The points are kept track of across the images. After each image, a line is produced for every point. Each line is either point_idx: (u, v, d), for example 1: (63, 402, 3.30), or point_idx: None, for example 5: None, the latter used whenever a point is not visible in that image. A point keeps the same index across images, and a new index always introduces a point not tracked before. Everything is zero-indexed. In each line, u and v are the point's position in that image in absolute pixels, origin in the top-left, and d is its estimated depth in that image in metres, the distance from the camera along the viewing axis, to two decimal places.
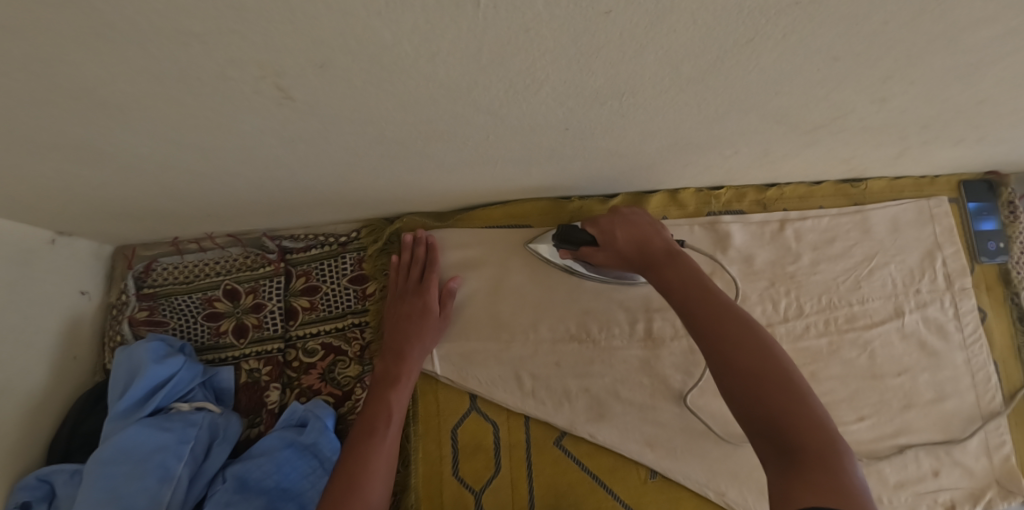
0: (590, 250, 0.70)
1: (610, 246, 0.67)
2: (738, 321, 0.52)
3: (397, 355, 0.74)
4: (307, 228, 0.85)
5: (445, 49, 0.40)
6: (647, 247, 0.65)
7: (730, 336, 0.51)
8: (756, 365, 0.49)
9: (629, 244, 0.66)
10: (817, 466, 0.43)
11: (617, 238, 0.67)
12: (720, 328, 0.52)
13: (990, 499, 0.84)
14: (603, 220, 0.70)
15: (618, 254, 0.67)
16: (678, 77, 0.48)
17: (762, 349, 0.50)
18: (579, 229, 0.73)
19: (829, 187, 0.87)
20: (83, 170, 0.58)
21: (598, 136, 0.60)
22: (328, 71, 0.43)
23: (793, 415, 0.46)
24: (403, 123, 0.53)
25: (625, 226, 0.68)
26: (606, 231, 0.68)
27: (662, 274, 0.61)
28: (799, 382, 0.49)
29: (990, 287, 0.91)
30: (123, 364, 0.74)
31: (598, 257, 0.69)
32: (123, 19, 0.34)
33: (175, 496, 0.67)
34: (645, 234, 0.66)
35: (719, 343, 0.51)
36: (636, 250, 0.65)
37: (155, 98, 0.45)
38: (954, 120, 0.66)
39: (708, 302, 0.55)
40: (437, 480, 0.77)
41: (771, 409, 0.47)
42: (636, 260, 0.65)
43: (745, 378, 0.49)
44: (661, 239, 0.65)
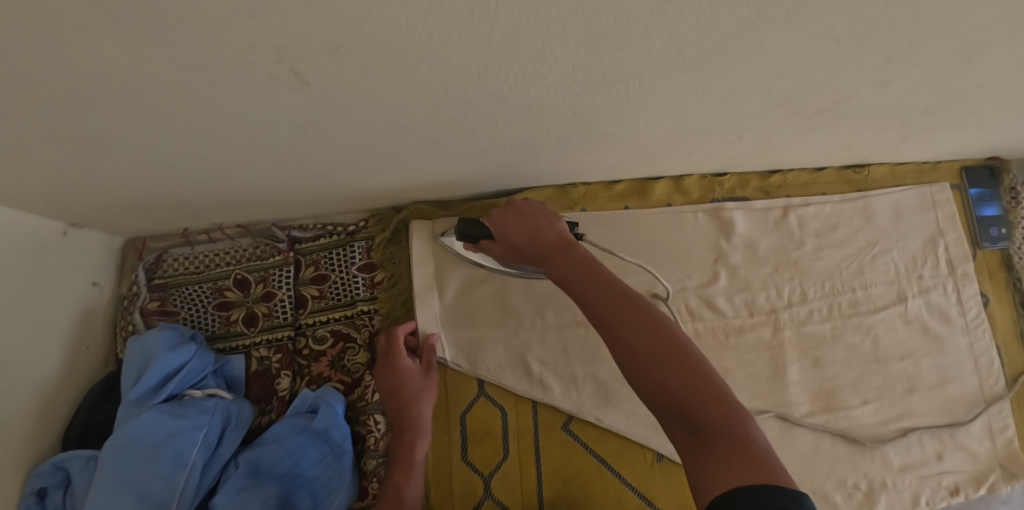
0: (488, 244, 0.69)
1: (505, 240, 0.65)
2: (633, 307, 0.52)
3: (399, 428, 0.75)
4: (316, 218, 0.86)
5: (457, 32, 0.41)
6: (539, 238, 0.61)
7: (626, 325, 0.50)
8: (653, 349, 0.49)
9: (522, 235, 0.63)
10: (726, 441, 0.44)
11: (510, 231, 0.64)
12: (615, 318, 0.51)
13: (993, 482, 0.85)
14: (497, 212, 0.67)
15: (512, 248, 0.64)
16: (684, 61, 0.48)
17: (657, 331, 0.50)
18: (481, 224, 0.71)
19: (832, 174, 0.88)
20: (98, 160, 0.59)
21: (604, 122, 0.61)
22: (343, 55, 0.43)
23: (696, 392, 0.47)
24: (413, 110, 0.54)
25: (518, 219, 0.65)
26: (501, 225, 0.65)
27: (559, 263, 0.58)
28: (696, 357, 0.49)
29: (992, 273, 0.92)
30: (136, 354, 0.75)
31: (495, 250, 0.67)
32: (146, 4, 0.35)
33: (189, 481, 0.69)
34: (538, 225, 0.63)
35: (617, 331, 0.51)
36: (529, 241, 0.62)
37: (174, 83, 0.46)
38: (957, 104, 0.66)
39: (602, 289, 0.54)
40: (447, 465, 0.78)
41: (674, 390, 0.47)
42: (530, 251, 0.62)
43: (646, 365, 0.49)
44: (551, 228, 0.63)
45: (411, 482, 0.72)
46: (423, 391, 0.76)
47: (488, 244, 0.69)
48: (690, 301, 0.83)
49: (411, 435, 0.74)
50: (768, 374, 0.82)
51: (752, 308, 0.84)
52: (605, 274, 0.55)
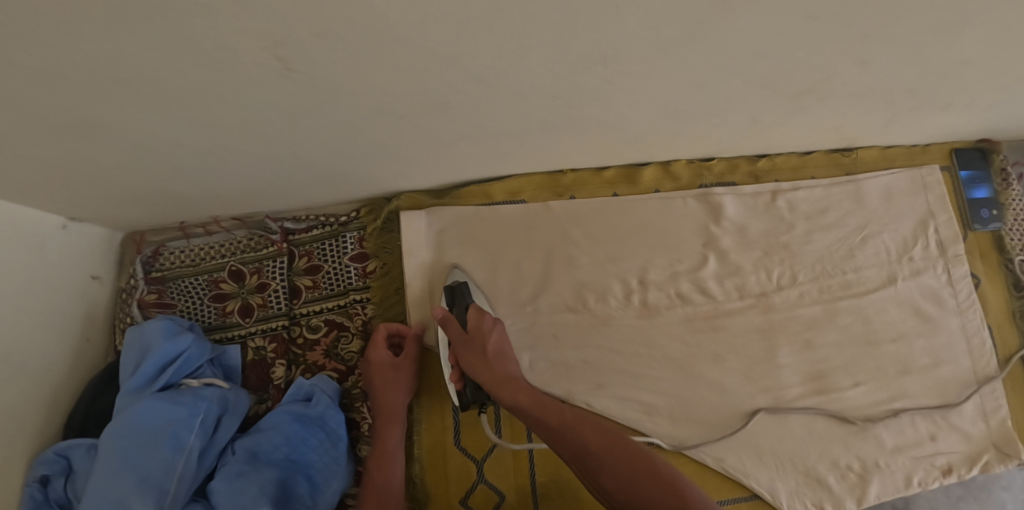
0: (455, 326, 0.73)
1: (478, 345, 0.71)
2: (616, 436, 0.64)
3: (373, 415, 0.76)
4: (309, 209, 0.87)
5: (432, 15, 0.42)
6: (505, 366, 0.71)
7: (610, 450, 0.62)
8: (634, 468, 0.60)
9: (493, 355, 0.71)
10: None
11: (488, 344, 0.72)
12: (602, 446, 0.63)
13: (987, 462, 0.85)
14: (486, 320, 0.73)
15: (477, 353, 0.71)
16: (660, 40, 0.49)
17: (637, 452, 0.62)
18: (464, 307, 0.75)
19: (821, 157, 0.89)
20: (94, 151, 0.60)
21: (588, 105, 0.62)
22: (326, 40, 0.44)
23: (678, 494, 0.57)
24: (398, 94, 0.55)
25: (495, 341, 0.72)
26: (480, 332, 0.72)
27: (531, 399, 0.68)
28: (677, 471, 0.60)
29: (984, 253, 0.92)
30: (135, 343, 0.76)
31: (456, 337, 0.72)
32: None
33: (187, 466, 0.70)
34: (506, 352, 0.72)
35: (603, 454, 0.62)
36: (496, 361, 0.71)
37: (165, 72, 0.47)
38: (940, 82, 0.67)
39: (587, 429, 0.65)
40: (441, 451, 0.79)
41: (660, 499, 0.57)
42: (493, 379, 0.69)
43: (631, 479, 0.60)
44: (513, 363, 0.73)
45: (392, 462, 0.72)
46: (394, 379, 0.76)
47: (452, 325, 0.73)
48: (681, 285, 0.83)
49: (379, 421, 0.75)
50: (759, 357, 0.83)
51: (741, 292, 0.84)
52: (584, 418, 0.67)
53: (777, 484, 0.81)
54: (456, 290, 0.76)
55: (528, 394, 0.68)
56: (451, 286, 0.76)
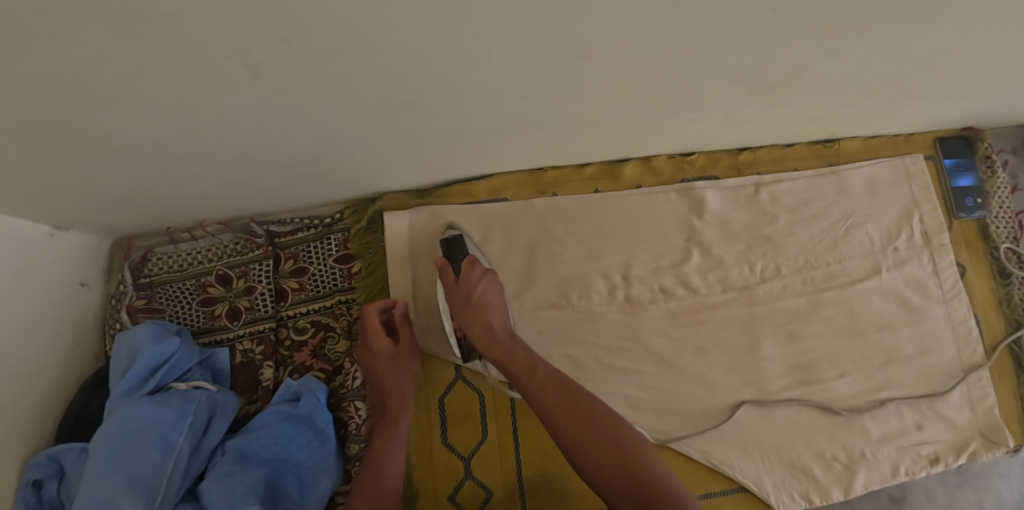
0: (450, 273, 0.75)
1: (464, 292, 0.72)
2: (581, 402, 0.64)
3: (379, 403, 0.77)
4: (294, 212, 0.88)
5: (393, 19, 0.42)
6: (486, 317, 0.71)
7: (576, 420, 0.63)
8: (598, 440, 0.62)
9: (478, 307, 0.71)
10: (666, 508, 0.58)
11: (473, 292, 0.72)
12: (568, 417, 0.63)
13: (973, 450, 0.85)
14: (477, 269, 0.73)
15: (461, 301, 0.72)
16: (625, 37, 0.49)
17: (600, 420, 0.63)
18: (460, 257, 0.76)
19: (803, 149, 0.89)
20: (75, 159, 0.61)
21: (561, 103, 0.62)
22: (291, 46, 0.45)
23: (638, 467, 0.60)
24: (369, 97, 0.56)
25: (482, 292, 0.72)
26: (468, 281, 0.73)
27: (509, 357, 0.69)
28: (634, 435, 0.63)
29: (969, 242, 0.92)
30: (123, 348, 0.77)
31: (450, 286, 0.74)
32: (98, 7, 0.37)
33: (177, 466, 0.71)
34: (492, 303, 0.72)
35: (567, 428, 0.63)
36: (478, 310, 0.71)
37: (137, 80, 0.47)
38: (916, 73, 0.66)
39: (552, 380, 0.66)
40: (429, 448, 0.80)
41: (620, 471, 0.60)
42: (475, 329, 0.70)
43: (594, 451, 0.61)
44: (500, 315, 0.72)
45: (392, 443, 0.73)
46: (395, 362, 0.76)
47: (447, 273, 0.75)
48: (664, 280, 0.84)
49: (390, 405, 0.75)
50: (743, 350, 0.83)
51: (725, 285, 0.85)
52: (551, 370, 0.67)
53: (763, 476, 0.81)
54: (453, 242, 0.77)
55: (505, 351, 0.69)
56: (449, 238, 0.78)
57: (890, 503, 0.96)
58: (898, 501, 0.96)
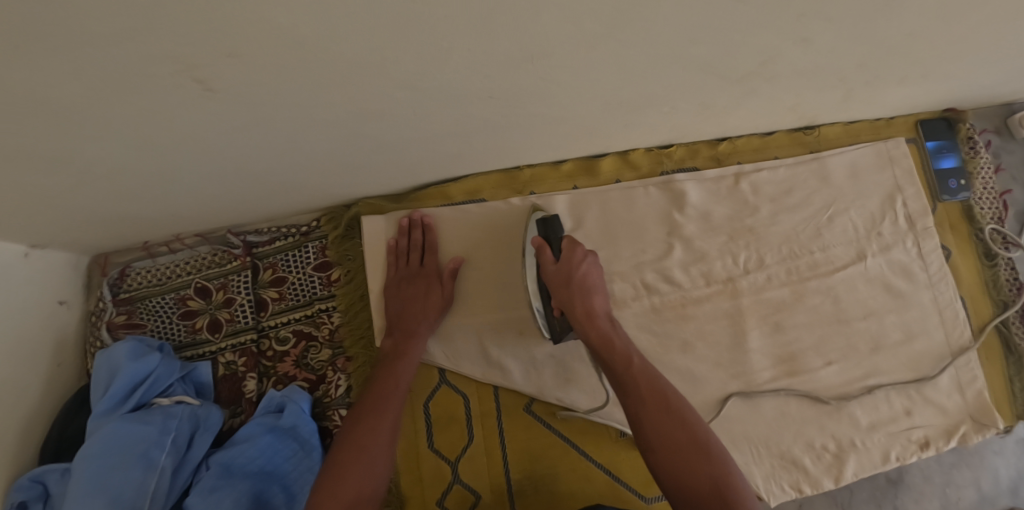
0: (547, 255, 0.72)
1: (567, 270, 0.70)
2: (673, 404, 0.59)
3: (403, 332, 0.77)
4: (271, 221, 0.87)
5: (342, 27, 0.41)
6: (589, 300, 0.67)
7: (663, 418, 0.58)
8: (683, 445, 0.56)
9: (577, 288, 0.68)
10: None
11: (576, 272, 0.69)
12: (656, 413, 0.58)
13: (964, 434, 0.85)
14: (578, 251, 0.71)
15: (563, 280, 0.69)
16: (584, 34, 0.48)
17: (693, 429, 0.57)
18: (556, 237, 0.74)
19: (783, 137, 0.88)
20: (40, 180, 0.60)
21: (527, 101, 0.61)
22: (240, 59, 0.44)
23: (720, 486, 0.54)
24: (329, 104, 0.55)
25: (583, 271, 0.70)
26: (569, 260, 0.71)
27: (605, 341, 0.64)
28: (723, 452, 0.57)
29: (953, 225, 0.91)
30: (102, 367, 0.76)
31: (548, 266, 0.72)
32: (34, 28, 0.36)
33: (160, 484, 0.70)
34: (595, 286, 0.69)
35: (658, 432, 0.57)
36: (580, 291, 0.68)
37: (88, 99, 0.46)
38: (891, 56, 0.65)
39: (650, 380, 0.61)
40: (415, 455, 0.79)
41: (701, 482, 0.55)
42: (575, 308, 0.67)
43: (676, 455, 0.56)
44: (602, 298, 0.69)
45: (382, 430, 0.66)
46: (429, 306, 0.79)
47: (546, 254, 0.72)
48: (646, 276, 0.83)
49: (411, 339, 0.76)
50: (727, 342, 0.83)
51: (708, 278, 0.84)
52: (651, 368, 0.62)
53: (751, 468, 0.81)
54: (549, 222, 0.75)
55: (601, 336, 0.65)
56: (544, 220, 0.76)
57: (886, 486, 0.96)
58: (894, 484, 0.96)
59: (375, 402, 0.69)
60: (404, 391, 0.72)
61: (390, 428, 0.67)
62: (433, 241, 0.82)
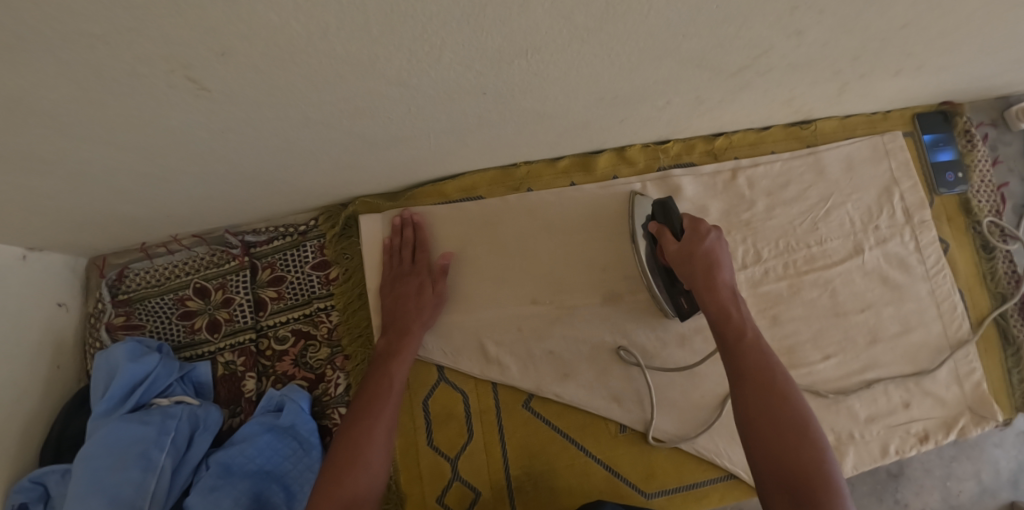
0: (668, 236, 0.70)
1: (688, 248, 0.67)
2: (779, 383, 0.56)
3: (398, 332, 0.76)
4: (268, 221, 0.88)
5: (331, 25, 0.41)
6: (714, 274, 0.64)
7: (763, 395, 0.56)
8: (779, 426, 0.54)
9: (703, 260, 0.65)
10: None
11: (698, 247, 0.66)
12: (761, 388, 0.56)
13: (963, 426, 0.85)
14: (701, 226, 0.68)
15: (687, 254, 0.66)
16: (575, 29, 0.48)
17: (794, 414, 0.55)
18: (675, 216, 0.71)
19: (779, 132, 0.88)
20: (36, 182, 0.60)
21: (519, 97, 0.61)
22: (231, 58, 0.44)
23: (813, 471, 0.52)
24: (322, 103, 0.55)
25: (708, 244, 0.66)
26: (692, 236, 0.68)
27: (721, 311, 0.61)
28: (824, 441, 0.54)
29: (951, 218, 0.91)
30: (101, 368, 0.76)
31: (670, 246, 0.69)
32: (24, 29, 0.36)
33: (159, 484, 0.71)
34: (721, 260, 0.65)
35: (754, 409, 0.55)
36: (704, 265, 0.65)
37: (80, 100, 0.46)
38: (884, 49, 0.65)
39: (760, 357, 0.58)
40: (414, 452, 0.79)
41: (794, 465, 0.53)
42: (698, 281, 0.64)
43: (773, 433, 0.54)
44: (730, 273, 0.65)
45: (377, 434, 0.66)
46: (423, 305, 0.78)
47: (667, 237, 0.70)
48: None
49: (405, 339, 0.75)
50: None
51: None
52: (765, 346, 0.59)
53: None
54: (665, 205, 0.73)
55: (719, 306, 0.61)
56: (661, 203, 0.74)
57: (887, 479, 0.96)
58: (895, 477, 0.96)
59: (370, 403, 0.69)
60: (399, 392, 0.72)
61: (385, 430, 0.67)
62: (424, 238, 0.82)
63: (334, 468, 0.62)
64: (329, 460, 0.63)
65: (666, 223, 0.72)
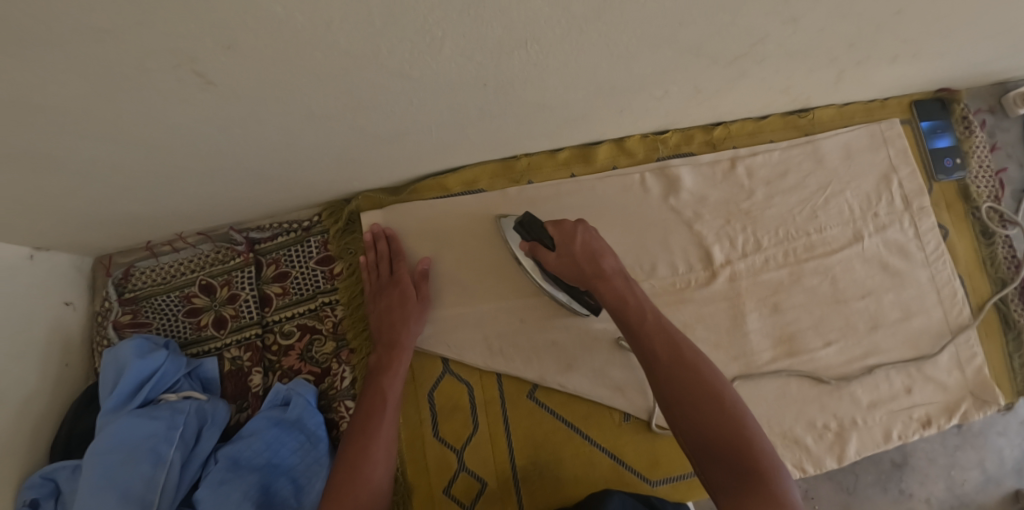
0: (543, 250, 0.71)
1: (567, 251, 0.69)
2: (687, 356, 0.58)
3: (386, 344, 0.76)
4: (271, 217, 0.88)
5: (336, 17, 0.42)
6: (597, 265, 0.67)
7: (676, 369, 0.57)
8: (698, 396, 0.54)
9: (585, 256, 0.68)
10: (767, 487, 0.48)
11: (575, 246, 0.68)
12: (672, 363, 0.57)
13: (965, 411, 0.85)
14: (566, 223, 0.70)
15: (570, 256, 0.69)
16: (574, 18, 0.49)
17: (708, 380, 0.56)
18: (539, 226, 0.72)
19: (777, 121, 0.89)
20: (45, 180, 0.61)
21: (518, 89, 0.62)
22: (237, 52, 0.44)
23: (740, 437, 0.52)
24: (325, 97, 0.56)
25: (585, 235, 0.69)
26: (562, 237, 0.69)
27: (619, 299, 0.65)
28: (742, 403, 0.55)
29: (950, 204, 0.92)
30: (110, 365, 0.77)
31: (551, 258, 0.70)
32: (39, 24, 0.36)
33: (169, 478, 0.71)
34: (602, 249, 0.69)
35: (669, 382, 0.56)
36: (587, 259, 0.68)
37: (90, 96, 0.47)
38: (881, 35, 0.66)
39: (662, 335, 0.60)
40: (420, 443, 0.80)
41: (720, 434, 0.52)
42: (586, 275, 0.67)
43: (693, 407, 0.54)
44: (612, 258, 0.69)
45: (374, 449, 0.67)
46: (410, 315, 0.78)
47: (543, 251, 0.71)
48: (645, 261, 0.84)
49: (394, 351, 0.76)
50: (727, 324, 0.83)
51: (705, 262, 0.85)
52: (665, 322, 0.62)
53: None
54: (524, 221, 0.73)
55: (615, 293, 0.65)
56: (522, 221, 0.74)
57: (891, 469, 0.96)
58: (899, 466, 0.96)
59: (365, 422, 0.69)
60: (394, 406, 0.73)
61: (384, 444, 0.69)
62: (400, 248, 0.82)
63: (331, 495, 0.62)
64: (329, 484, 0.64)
65: (535, 239, 0.72)
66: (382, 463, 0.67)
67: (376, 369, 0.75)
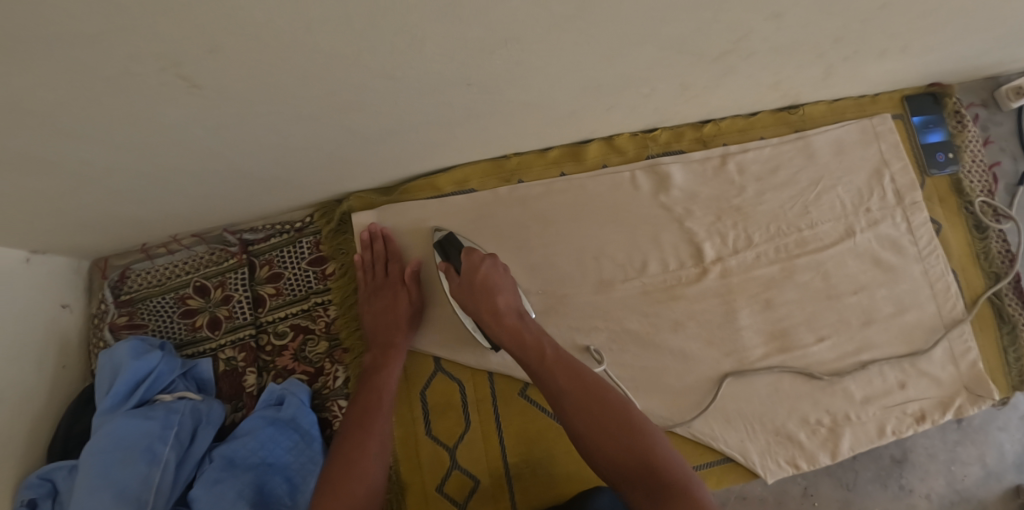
0: (452, 272, 0.75)
1: (467, 282, 0.70)
2: (591, 386, 0.59)
3: (382, 343, 0.77)
4: (264, 219, 0.89)
5: (315, 19, 0.43)
6: (493, 300, 0.67)
7: (584, 402, 0.58)
8: (607, 425, 0.57)
9: (482, 293, 0.68)
10: (685, 499, 0.52)
11: (476, 278, 0.69)
12: (579, 397, 0.59)
13: (959, 405, 0.85)
14: (474, 255, 0.71)
15: (470, 290, 0.69)
16: (554, 16, 0.49)
17: (613, 407, 0.58)
18: (456, 250, 0.77)
19: (767, 118, 0.89)
20: (40, 183, 0.61)
21: (503, 88, 0.62)
22: (221, 55, 0.45)
23: (653, 457, 0.55)
24: (311, 98, 0.56)
25: (489, 269, 0.69)
26: (469, 267, 0.70)
27: (515, 337, 0.65)
28: (647, 421, 0.58)
29: (942, 199, 0.91)
30: (106, 366, 0.78)
31: (455, 281, 0.74)
32: (23, 31, 0.37)
33: (164, 477, 0.72)
34: (499, 286, 0.69)
35: (580, 417, 0.58)
36: (483, 295, 0.68)
37: (79, 100, 0.48)
38: (867, 30, 0.66)
39: (564, 370, 0.61)
40: (413, 441, 0.80)
41: (635, 458, 0.55)
42: (482, 312, 0.68)
43: (605, 438, 0.56)
44: (510, 294, 0.69)
45: (371, 444, 0.68)
46: (403, 317, 0.79)
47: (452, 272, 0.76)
48: (637, 258, 0.84)
49: (388, 350, 0.77)
50: (719, 320, 0.84)
51: (696, 258, 0.85)
52: (563, 354, 0.63)
53: (747, 445, 0.82)
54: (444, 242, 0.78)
55: (513, 332, 0.65)
56: (442, 240, 0.79)
57: (891, 465, 0.96)
58: (899, 462, 0.96)
59: (361, 417, 0.70)
60: (389, 404, 0.73)
61: (379, 438, 0.69)
62: (395, 249, 0.83)
63: (327, 487, 0.62)
64: (324, 477, 0.63)
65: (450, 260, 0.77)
66: (377, 457, 0.67)
67: (370, 369, 0.76)
